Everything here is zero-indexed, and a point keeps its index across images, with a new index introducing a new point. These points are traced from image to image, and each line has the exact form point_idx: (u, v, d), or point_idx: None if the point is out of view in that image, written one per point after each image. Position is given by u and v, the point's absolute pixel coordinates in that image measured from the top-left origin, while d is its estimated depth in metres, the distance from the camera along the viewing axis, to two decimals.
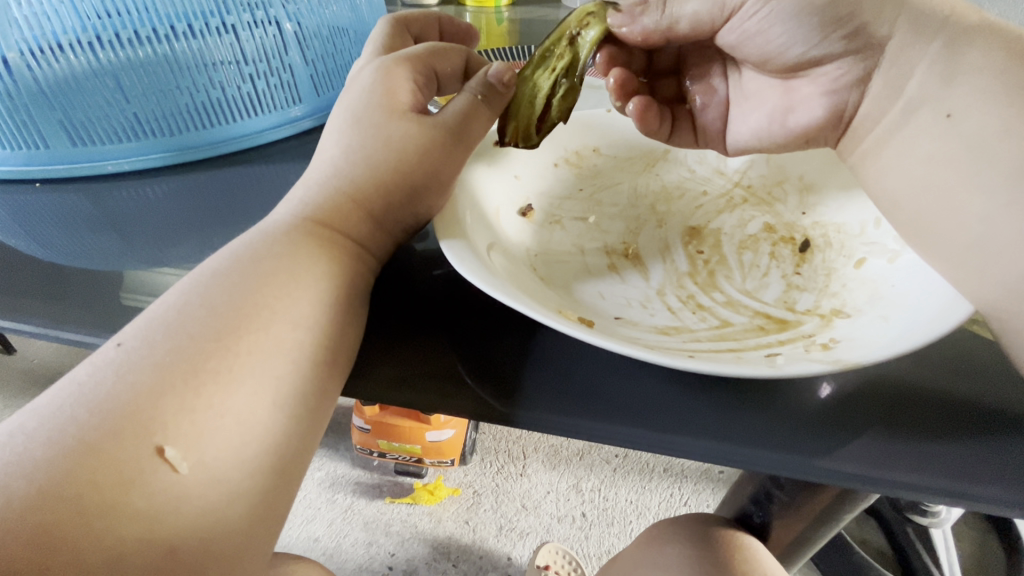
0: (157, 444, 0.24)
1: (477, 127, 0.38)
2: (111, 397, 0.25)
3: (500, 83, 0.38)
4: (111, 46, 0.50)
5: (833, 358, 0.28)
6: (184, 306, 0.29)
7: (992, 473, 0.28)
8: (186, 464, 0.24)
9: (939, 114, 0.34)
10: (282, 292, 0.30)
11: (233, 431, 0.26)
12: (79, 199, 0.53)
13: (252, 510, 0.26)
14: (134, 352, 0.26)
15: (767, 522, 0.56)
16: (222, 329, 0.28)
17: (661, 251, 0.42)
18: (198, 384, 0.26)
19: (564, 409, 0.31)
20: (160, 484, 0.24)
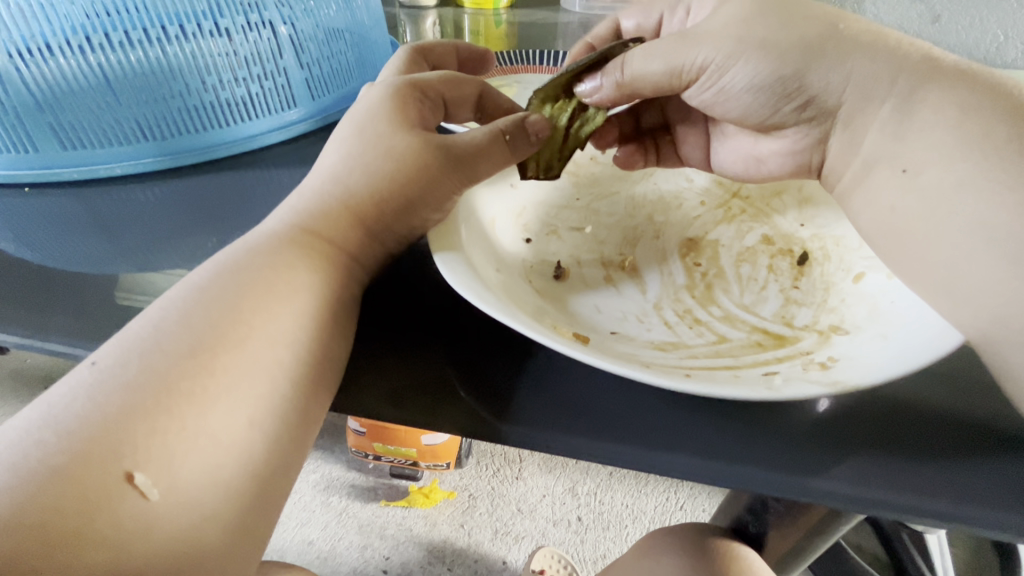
0: (127, 470, 0.23)
1: (487, 163, 0.36)
2: (79, 419, 0.24)
3: (533, 133, 0.36)
4: (103, 49, 0.49)
5: (831, 379, 0.27)
6: (159, 323, 0.28)
7: (990, 493, 0.28)
8: (156, 489, 0.23)
9: (895, 170, 0.33)
10: (265, 308, 0.29)
11: (210, 452, 0.25)
12: (65, 203, 0.52)
13: (232, 532, 0.25)
14: (105, 372, 0.26)
15: (763, 531, 0.56)
16: (197, 347, 0.27)
17: (658, 263, 0.41)
18: (172, 405, 0.25)
19: (557, 424, 0.30)
20: (129, 508, 0.23)
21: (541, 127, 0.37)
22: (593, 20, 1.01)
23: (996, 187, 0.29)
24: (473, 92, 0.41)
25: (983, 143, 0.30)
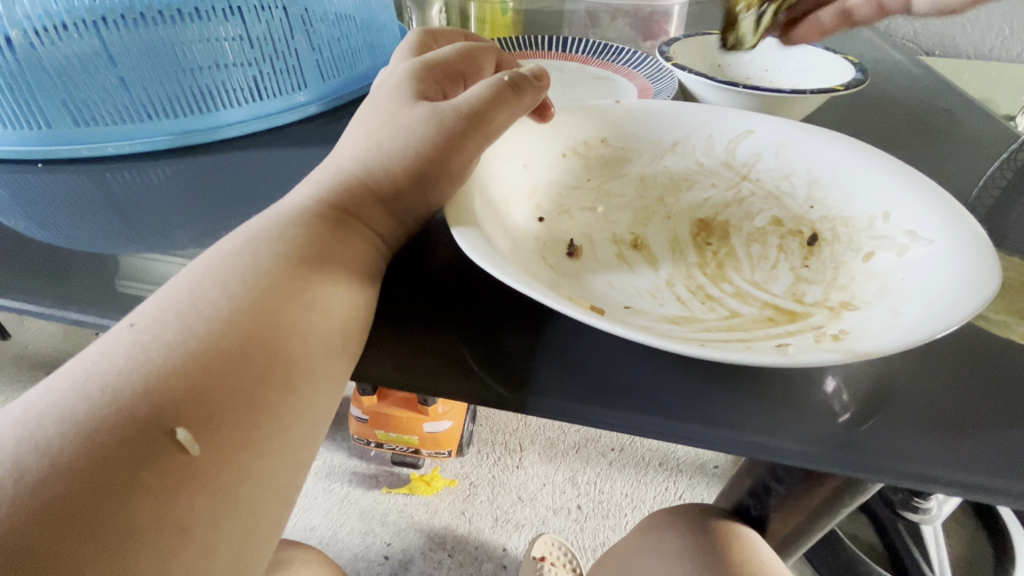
0: (167, 425, 0.24)
1: (499, 112, 0.37)
2: (122, 374, 0.24)
3: (537, 80, 0.39)
4: (116, 25, 0.49)
5: (845, 348, 0.28)
6: (196, 288, 0.28)
7: (995, 463, 0.29)
8: (197, 446, 0.24)
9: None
10: (299, 275, 0.29)
11: (245, 412, 0.25)
12: (82, 179, 0.52)
13: (263, 492, 0.26)
14: (145, 332, 0.26)
15: (764, 514, 0.57)
16: (234, 310, 0.27)
17: (669, 243, 0.41)
18: (209, 364, 0.26)
19: (574, 396, 0.31)
20: (169, 464, 0.23)
21: (540, 75, 0.40)
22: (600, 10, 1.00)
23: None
24: (488, 64, 0.44)
25: None
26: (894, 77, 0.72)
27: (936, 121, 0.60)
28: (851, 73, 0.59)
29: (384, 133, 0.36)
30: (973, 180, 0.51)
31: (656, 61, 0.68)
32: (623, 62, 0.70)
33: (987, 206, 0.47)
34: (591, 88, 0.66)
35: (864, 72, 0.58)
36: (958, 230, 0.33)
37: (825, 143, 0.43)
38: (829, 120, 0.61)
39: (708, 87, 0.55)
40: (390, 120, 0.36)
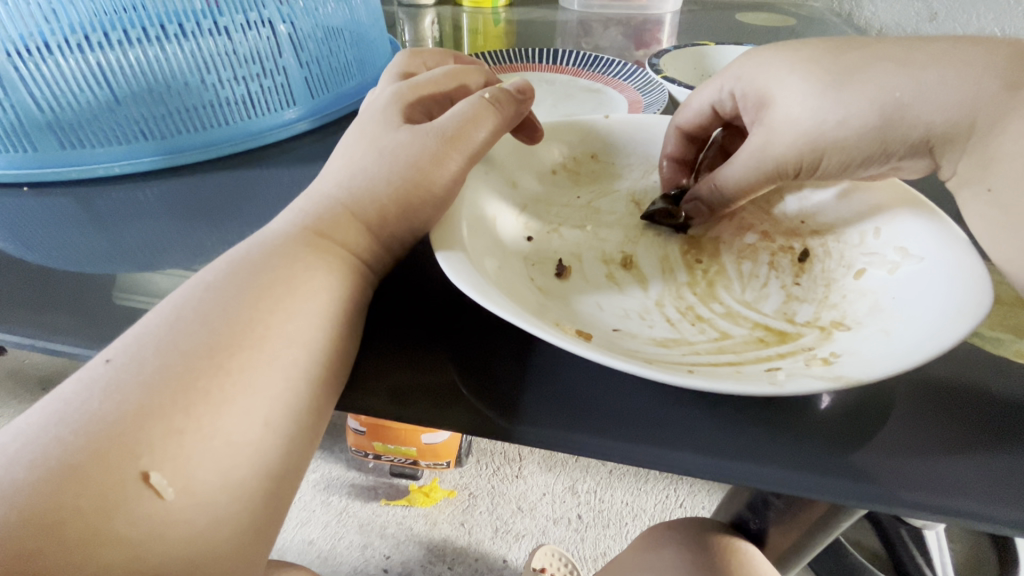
0: (142, 469, 0.23)
1: (480, 129, 0.36)
2: (97, 415, 0.24)
3: (521, 95, 0.40)
4: (100, 47, 0.49)
5: (835, 374, 0.27)
6: (175, 321, 0.28)
7: (989, 489, 0.28)
8: (171, 490, 0.24)
9: (980, 189, 0.35)
10: (281, 307, 0.29)
11: (223, 453, 0.25)
12: (68, 201, 0.52)
13: (242, 533, 0.25)
14: (121, 369, 0.26)
15: (763, 527, 0.56)
16: (216, 347, 0.27)
17: (659, 261, 0.41)
18: (187, 404, 0.25)
19: (562, 423, 0.30)
20: (144, 508, 0.23)
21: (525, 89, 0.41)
22: (592, 18, 1.04)
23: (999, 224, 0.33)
24: (474, 82, 0.44)
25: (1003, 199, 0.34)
26: None
27: None
28: None
29: (368, 157, 0.36)
30: None
31: (646, 73, 0.68)
32: (614, 73, 0.70)
33: None
34: (582, 102, 0.65)
35: None
36: (949, 248, 0.33)
37: None
38: None
39: None
40: (374, 143, 0.36)
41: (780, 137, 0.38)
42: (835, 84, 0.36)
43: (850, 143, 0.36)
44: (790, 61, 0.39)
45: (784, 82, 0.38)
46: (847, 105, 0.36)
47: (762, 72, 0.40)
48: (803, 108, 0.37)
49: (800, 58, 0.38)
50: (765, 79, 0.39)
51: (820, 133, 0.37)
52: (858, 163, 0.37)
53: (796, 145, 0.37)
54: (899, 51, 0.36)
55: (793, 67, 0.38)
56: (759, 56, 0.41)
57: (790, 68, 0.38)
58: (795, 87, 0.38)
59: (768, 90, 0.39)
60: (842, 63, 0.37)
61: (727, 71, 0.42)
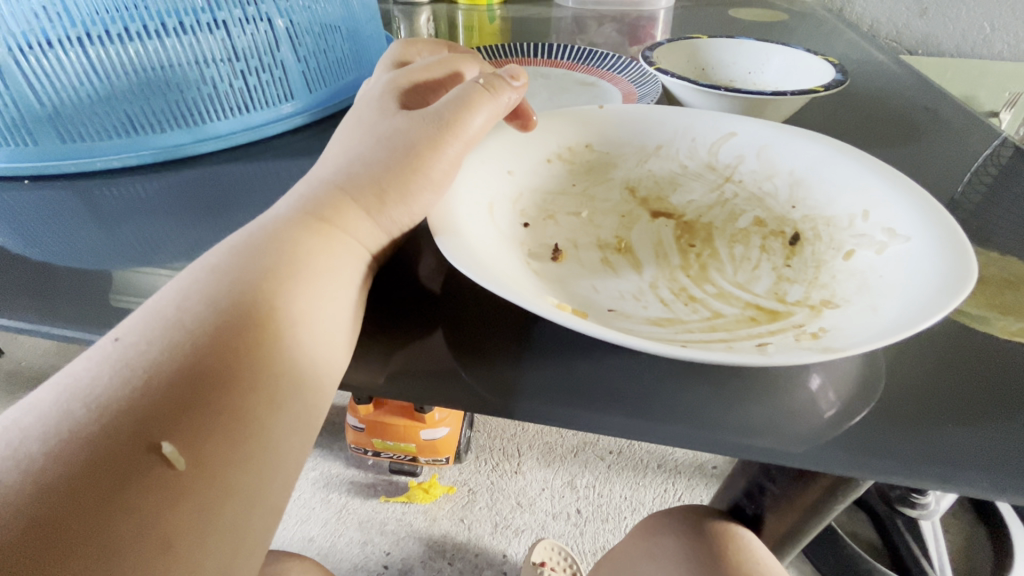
0: (153, 440, 0.24)
1: (475, 116, 0.37)
2: (109, 391, 0.25)
3: (511, 78, 0.40)
4: (100, 41, 0.50)
5: (822, 347, 0.28)
6: (181, 301, 0.28)
7: (980, 459, 0.29)
8: (182, 459, 0.24)
9: None
10: (286, 287, 0.30)
11: (231, 426, 0.25)
12: (70, 195, 0.52)
13: (250, 507, 0.26)
14: (129, 346, 0.26)
15: (760, 513, 0.57)
16: (221, 325, 0.28)
17: (653, 245, 0.42)
18: (195, 379, 0.26)
19: (561, 401, 0.31)
20: (156, 477, 0.23)
21: (517, 74, 0.41)
22: (586, 15, 1.05)
23: None
24: (468, 72, 0.44)
25: None
26: (878, 78, 0.73)
27: (920, 121, 0.61)
28: (830, 74, 0.60)
29: (366, 145, 0.36)
30: (956, 176, 0.52)
31: (639, 67, 0.69)
32: (607, 67, 0.71)
33: (972, 201, 0.48)
34: (576, 94, 0.66)
35: (843, 73, 0.59)
36: (934, 227, 0.34)
37: (806, 144, 0.44)
38: (812, 120, 0.62)
39: (690, 91, 0.56)
40: (371, 131, 0.37)
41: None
42: None
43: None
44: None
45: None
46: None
47: None
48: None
49: None
50: None
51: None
52: None
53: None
54: None
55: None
56: None
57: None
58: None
59: None
60: None
61: None
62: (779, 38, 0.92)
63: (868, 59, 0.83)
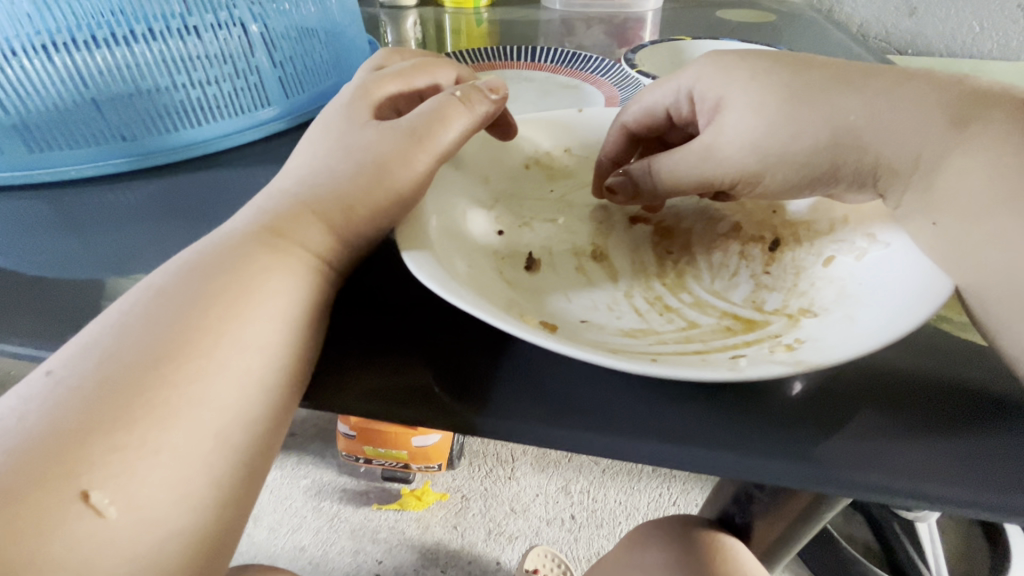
0: (81, 490, 0.24)
1: (448, 130, 0.36)
2: (35, 434, 0.24)
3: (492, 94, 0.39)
4: (66, 49, 0.48)
5: (794, 360, 0.27)
6: (119, 331, 0.28)
7: (957, 471, 0.28)
8: (112, 508, 0.24)
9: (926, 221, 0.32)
10: (235, 314, 0.29)
11: (169, 466, 0.25)
12: (39, 204, 0.51)
13: (193, 544, 0.25)
14: (60, 384, 0.26)
15: (748, 521, 0.56)
16: (164, 356, 0.27)
17: (630, 252, 0.41)
18: (131, 420, 0.25)
19: (533, 416, 0.30)
20: (82, 529, 0.23)
21: (498, 87, 0.39)
22: (574, 16, 1.04)
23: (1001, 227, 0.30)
24: (448, 77, 0.43)
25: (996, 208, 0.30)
26: None
27: None
28: None
29: (332, 155, 0.35)
30: None
31: (623, 70, 0.68)
32: (591, 70, 0.71)
33: None
34: (560, 98, 0.65)
35: None
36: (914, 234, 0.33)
37: None
38: None
39: None
40: (338, 141, 0.36)
41: (723, 149, 0.36)
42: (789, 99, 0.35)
43: (799, 160, 0.35)
44: (750, 68, 0.36)
45: (742, 87, 0.36)
46: (801, 122, 0.34)
47: (719, 76, 0.37)
48: (754, 122, 0.35)
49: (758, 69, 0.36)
50: (719, 85, 0.37)
51: (764, 150, 0.35)
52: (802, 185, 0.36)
53: (739, 158, 0.36)
54: (855, 74, 0.35)
55: (754, 73, 0.36)
56: (720, 60, 0.38)
57: (749, 75, 0.36)
58: (743, 101, 0.36)
59: (723, 96, 0.37)
60: (798, 83, 0.35)
61: (684, 70, 0.40)
62: (767, 37, 0.92)
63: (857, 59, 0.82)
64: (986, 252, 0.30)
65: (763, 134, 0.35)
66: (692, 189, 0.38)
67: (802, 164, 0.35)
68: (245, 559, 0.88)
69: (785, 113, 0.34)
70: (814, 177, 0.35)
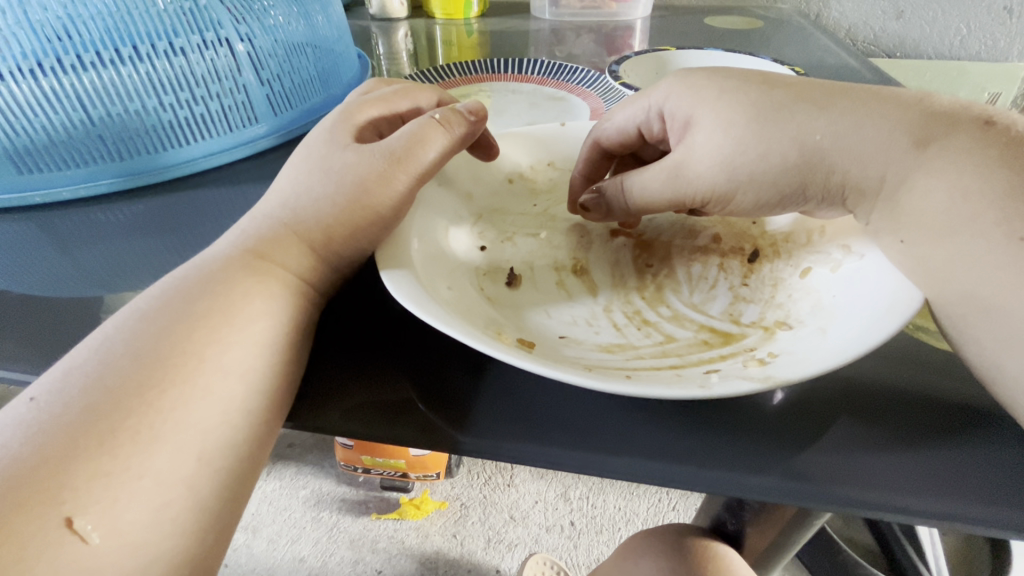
0: (66, 516, 0.24)
1: (428, 150, 0.36)
2: (18, 461, 0.25)
3: (473, 117, 0.39)
4: (54, 72, 0.49)
5: (766, 375, 0.28)
6: (103, 356, 0.28)
7: (932, 483, 0.28)
8: (96, 534, 0.24)
9: (894, 239, 0.33)
10: (216, 339, 0.29)
11: (153, 492, 0.25)
12: (29, 224, 0.52)
13: (173, 567, 0.26)
14: (44, 409, 0.26)
15: (741, 529, 0.54)
16: (145, 382, 0.27)
17: (610, 266, 0.41)
18: (114, 446, 0.26)
19: (514, 433, 0.30)
20: (64, 557, 0.24)
21: (478, 110, 0.40)
22: (564, 26, 1.05)
23: (962, 252, 0.30)
24: (428, 97, 0.44)
25: (969, 229, 0.30)
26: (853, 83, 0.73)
27: None
28: None
29: (313, 176, 0.36)
30: None
31: (609, 81, 0.69)
32: (578, 81, 0.71)
33: None
34: (547, 109, 0.66)
35: None
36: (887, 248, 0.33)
37: None
38: None
39: None
40: (320, 163, 0.37)
41: (695, 166, 0.37)
42: (758, 116, 0.35)
43: (770, 177, 0.35)
44: (717, 87, 0.38)
45: (711, 105, 0.37)
46: (771, 138, 0.35)
47: (688, 95, 0.38)
48: (722, 138, 0.36)
49: (728, 87, 0.37)
50: (691, 102, 0.38)
51: (735, 166, 0.35)
52: (774, 201, 0.36)
53: (711, 174, 0.36)
54: (820, 91, 0.36)
55: (721, 92, 0.37)
56: (689, 78, 0.39)
57: (716, 94, 0.37)
58: (713, 116, 0.37)
59: (693, 114, 0.38)
60: (768, 98, 0.36)
61: (655, 89, 0.41)
62: (756, 44, 0.93)
63: (842, 66, 0.83)
64: (954, 266, 0.30)
65: (739, 148, 0.35)
66: (665, 206, 0.39)
67: (772, 182, 0.35)
68: (243, 571, 0.87)
69: (754, 129, 0.35)
70: (785, 194, 0.35)
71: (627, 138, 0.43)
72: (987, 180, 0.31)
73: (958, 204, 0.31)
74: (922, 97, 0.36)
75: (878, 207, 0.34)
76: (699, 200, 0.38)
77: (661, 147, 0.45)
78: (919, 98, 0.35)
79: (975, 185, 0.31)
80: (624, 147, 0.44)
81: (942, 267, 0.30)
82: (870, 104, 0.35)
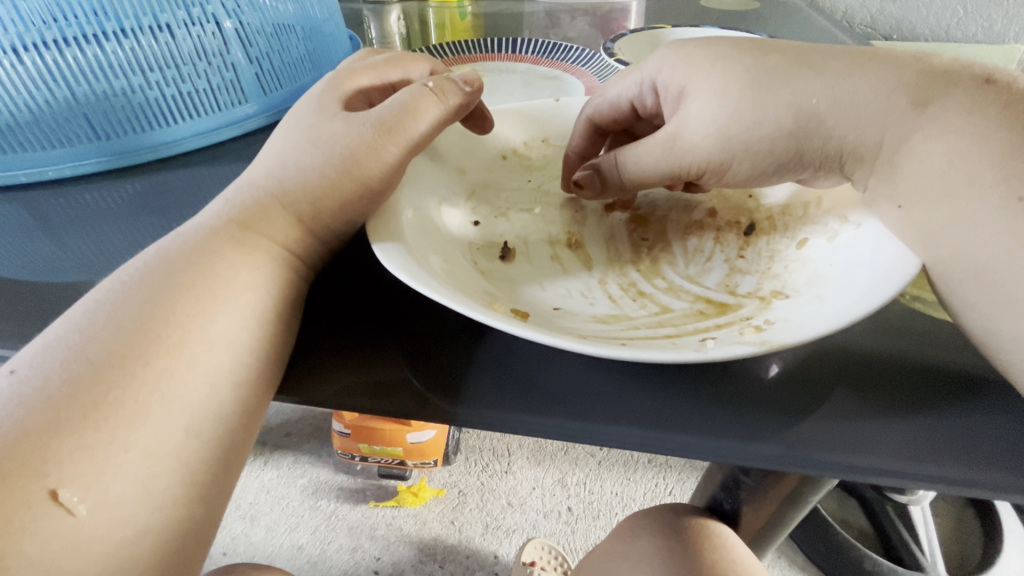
0: (50, 488, 0.24)
1: (419, 121, 0.35)
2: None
3: (465, 89, 0.38)
4: (36, 48, 0.48)
5: (761, 340, 0.27)
6: (86, 328, 0.28)
7: (928, 449, 0.28)
8: (83, 506, 0.24)
9: (893, 205, 0.32)
10: (203, 311, 0.29)
11: (139, 463, 0.25)
12: (14, 205, 0.51)
13: (162, 538, 0.25)
14: (23, 382, 0.26)
15: (737, 507, 0.54)
16: (131, 354, 0.27)
17: (604, 240, 0.41)
18: (100, 418, 0.25)
19: (508, 404, 0.30)
20: (50, 528, 0.23)
21: (471, 82, 0.39)
22: (558, 8, 1.04)
23: (961, 215, 0.30)
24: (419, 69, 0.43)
25: (968, 192, 0.30)
26: None
27: None
28: None
29: (301, 146, 0.35)
30: None
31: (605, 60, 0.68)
32: (572, 60, 0.71)
33: None
34: (541, 87, 0.65)
35: None
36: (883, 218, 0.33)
37: None
38: None
39: None
40: (307, 133, 0.36)
41: (690, 138, 0.36)
42: (754, 82, 0.35)
43: (765, 146, 0.35)
44: (711, 55, 0.37)
45: (705, 75, 0.36)
46: (767, 104, 0.34)
47: (683, 64, 0.38)
48: (717, 108, 0.35)
49: (723, 55, 0.36)
50: (686, 71, 0.37)
51: (730, 136, 0.35)
52: (770, 170, 0.36)
53: (707, 145, 0.36)
54: (818, 57, 0.35)
55: (716, 60, 0.36)
56: (683, 48, 0.39)
57: (710, 62, 0.36)
58: (708, 86, 0.36)
59: (688, 83, 0.37)
60: (764, 64, 0.35)
61: (648, 60, 0.40)
62: (752, 26, 0.92)
63: None
64: (951, 231, 0.30)
65: (735, 116, 0.35)
66: (660, 179, 0.38)
67: (767, 150, 0.35)
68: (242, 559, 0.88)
69: (749, 97, 0.34)
70: (780, 163, 0.35)
71: (620, 112, 0.43)
72: (985, 140, 0.30)
73: (957, 167, 0.30)
74: (921, 59, 0.35)
75: (875, 175, 0.34)
76: (695, 172, 0.38)
77: (655, 121, 0.44)
78: (918, 61, 0.34)
79: (975, 147, 0.30)
80: (618, 122, 0.44)
81: (938, 232, 0.30)
82: (868, 66, 0.34)
